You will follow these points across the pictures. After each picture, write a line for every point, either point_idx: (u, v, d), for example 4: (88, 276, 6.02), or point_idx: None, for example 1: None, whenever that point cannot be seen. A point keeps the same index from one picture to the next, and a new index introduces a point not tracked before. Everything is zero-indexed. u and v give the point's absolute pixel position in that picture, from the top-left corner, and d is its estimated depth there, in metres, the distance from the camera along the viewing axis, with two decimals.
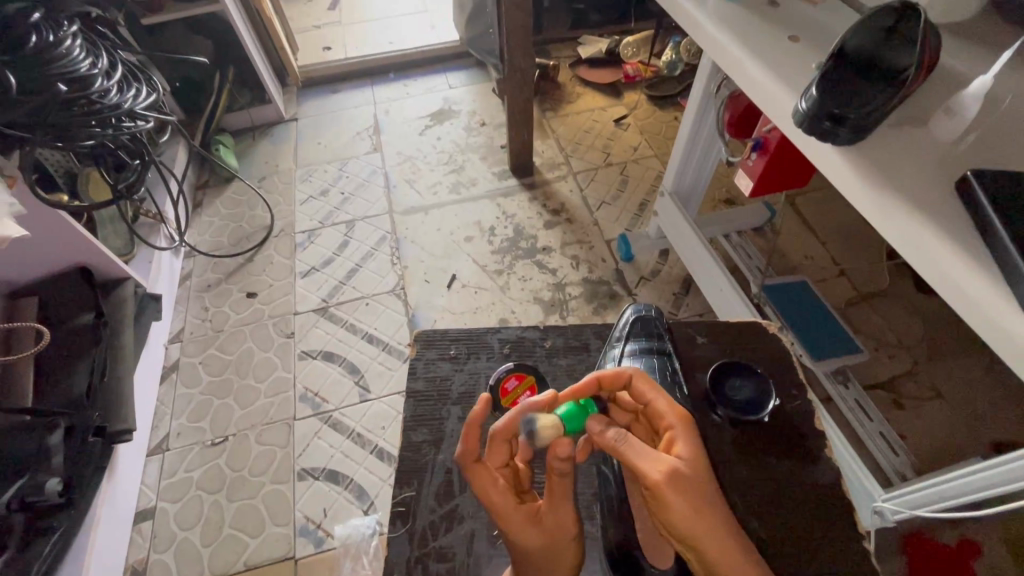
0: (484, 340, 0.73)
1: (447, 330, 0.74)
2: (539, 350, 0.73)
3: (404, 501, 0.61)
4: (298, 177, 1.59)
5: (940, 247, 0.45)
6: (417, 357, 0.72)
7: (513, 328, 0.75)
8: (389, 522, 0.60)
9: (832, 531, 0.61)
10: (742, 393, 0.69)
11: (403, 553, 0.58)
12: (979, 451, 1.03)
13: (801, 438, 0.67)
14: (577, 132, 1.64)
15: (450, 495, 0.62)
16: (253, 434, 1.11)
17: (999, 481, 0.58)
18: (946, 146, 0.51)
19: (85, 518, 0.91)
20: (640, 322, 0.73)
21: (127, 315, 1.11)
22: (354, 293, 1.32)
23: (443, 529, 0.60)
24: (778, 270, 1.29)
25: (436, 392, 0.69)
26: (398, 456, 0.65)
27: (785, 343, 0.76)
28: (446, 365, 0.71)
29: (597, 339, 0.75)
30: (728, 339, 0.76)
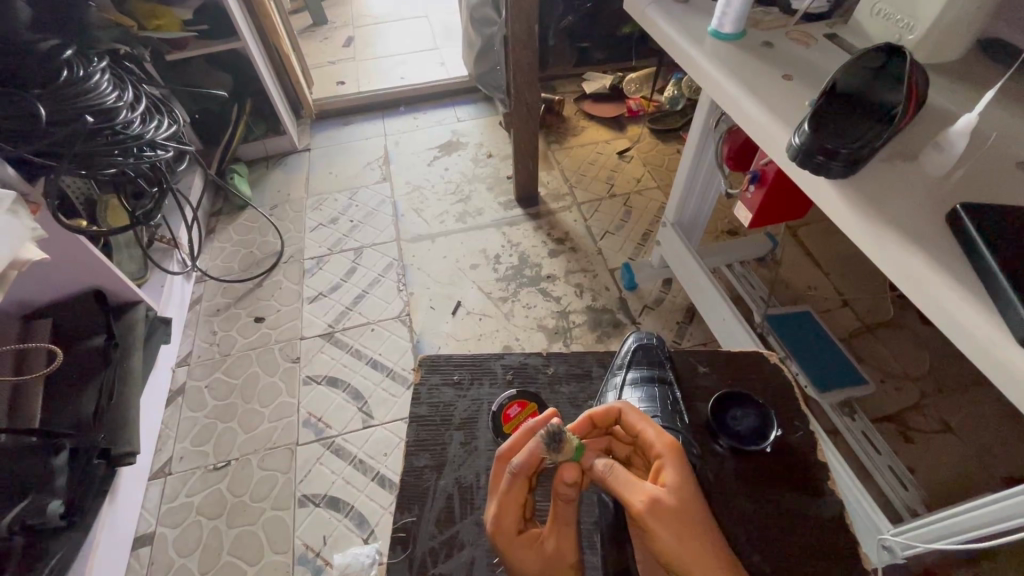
0: (487, 366, 0.74)
1: (451, 356, 0.75)
2: (541, 376, 0.74)
3: (405, 527, 0.61)
4: (308, 205, 1.64)
5: (933, 278, 0.46)
6: (421, 382, 0.72)
7: (517, 354, 0.76)
8: (390, 548, 0.60)
9: (839, 566, 0.60)
10: (743, 423, 0.69)
11: None
12: (990, 486, 1.00)
13: (805, 469, 0.66)
14: (582, 164, 1.68)
15: (451, 521, 0.61)
16: (255, 459, 1.11)
17: (1007, 515, 0.57)
18: (936, 180, 0.53)
19: (84, 541, 0.91)
20: (642, 350, 0.75)
21: (137, 338, 1.13)
22: (360, 319, 1.33)
23: (443, 556, 0.59)
24: (781, 301, 1.30)
25: (439, 417, 0.70)
26: (400, 481, 0.65)
27: (788, 373, 0.76)
28: (449, 390, 0.72)
29: (599, 366, 0.76)
30: (730, 367, 0.76)
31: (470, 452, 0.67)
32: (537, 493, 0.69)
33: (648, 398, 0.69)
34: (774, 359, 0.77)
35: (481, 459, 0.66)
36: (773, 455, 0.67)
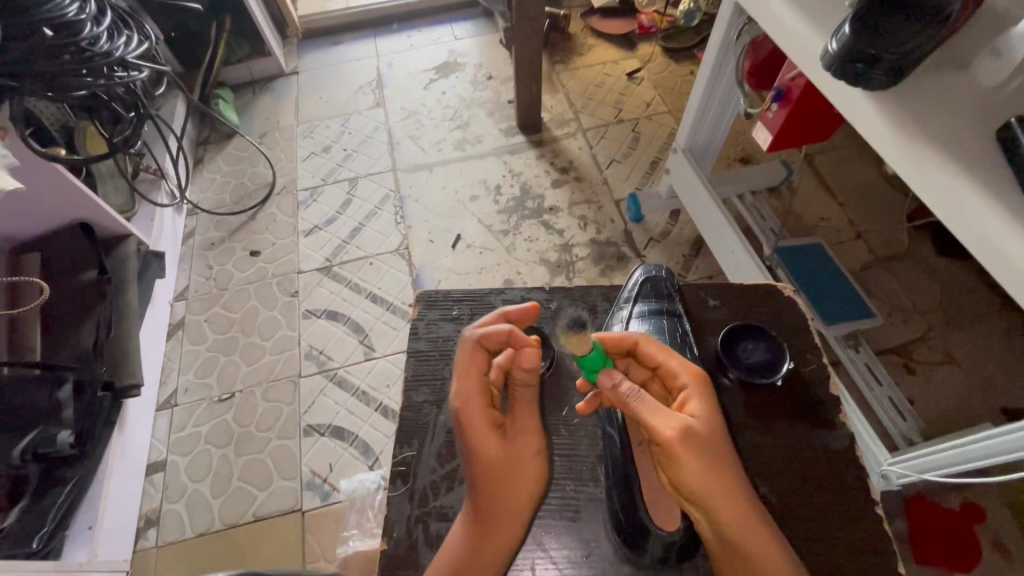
0: (487, 301, 0.72)
1: (449, 291, 0.72)
2: (544, 312, 0.72)
3: (405, 461, 0.61)
4: (299, 133, 1.55)
5: (974, 202, 0.42)
6: (419, 317, 0.70)
7: (518, 289, 0.73)
8: (390, 481, 0.60)
9: (838, 494, 0.61)
10: (753, 356, 0.67)
11: (403, 511, 0.58)
12: (990, 417, 1.01)
13: (810, 402, 0.66)
14: (588, 87, 1.57)
15: (452, 455, 0.61)
16: (259, 391, 1.12)
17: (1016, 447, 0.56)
18: (989, 92, 0.47)
19: (97, 469, 0.93)
20: (650, 283, 0.72)
21: (130, 273, 1.10)
22: (357, 253, 1.30)
23: (443, 488, 0.59)
24: (793, 232, 1.25)
25: (438, 352, 0.68)
26: (399, 416, 0.64)
27: (801, 307, 0.73)
28: (448, 325, 0.70)
29: (604, 300, 0.73)
30: (741, 300, 0.73)
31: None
32: None
33: (656, 331, 0.67)
34: (788, 292, 0.74)
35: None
36: (782, 388, 0.66)
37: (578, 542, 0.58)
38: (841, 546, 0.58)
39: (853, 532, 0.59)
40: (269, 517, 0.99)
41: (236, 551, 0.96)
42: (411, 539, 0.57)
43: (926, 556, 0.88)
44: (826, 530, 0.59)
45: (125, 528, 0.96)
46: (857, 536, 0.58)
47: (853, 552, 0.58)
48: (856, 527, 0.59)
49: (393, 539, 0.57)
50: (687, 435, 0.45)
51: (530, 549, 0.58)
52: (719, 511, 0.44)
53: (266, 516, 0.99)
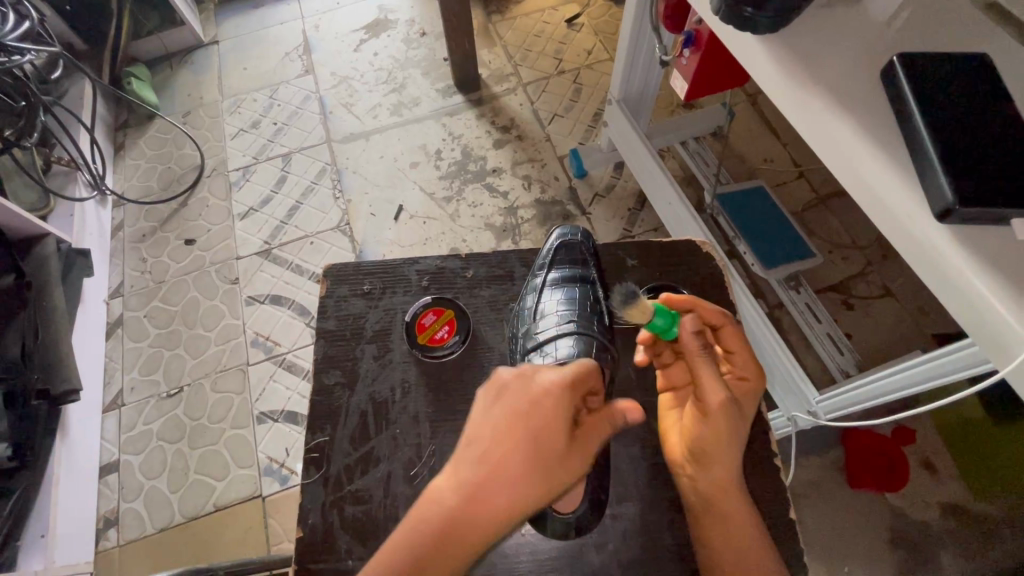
0: (400, 273, 0.71)
1: (360, 264, 0.71)
2: (459, 281, 0.71)
3: (318, 447, 0.61)
4: (225, 109, 1.46)
5: (855, 146, 0.41)
6: (328, 294, 0.69)
7: (433, 258, 0.72)
8: (305, 468, 0.60)
9: (752, 444, 0.62)
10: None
11: (317, 498, 0.59)
12: (920, 344, 1.05)
13: None
14: (526, 37, 1.50)
15: (365, 439, 0.61)
16: (208, 382, 1.11)
17: (922, 376, 0.60)
18: (879, 28, 0.45)
19: (42, 478, 0.91)
20: (564, 249, 0.71)
21: (52, 274, 1.04)
22: (297, 232, 1.26)
23: (358, 472, 0.60)
24: (735, 177, 1.24)
25: (349, 331, 0.67)
26: (312, 402, 0.64)
27: (719, 261, 0.73)
28: (359, 302, 0.69)
29: (521, 266, 0.72)
30: (663, 259, 0.73)
31: (383, 365, 0.65)
32: None
33: (570, 303, 0.67)
34: (707, 247, 0.73)
35: (396, 372, 0.65)
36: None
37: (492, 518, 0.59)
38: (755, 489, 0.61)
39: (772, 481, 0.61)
40: (228, 506, 0.99)
41: (199, 542, 0.97)
42: (328, 526, 0.57)
43: (860, 481, 0.93)
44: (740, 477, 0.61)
45: (83, 532, 0.95)
46: (768, 482, 0.61)
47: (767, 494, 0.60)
48: (767, 472, 0.61)
49: (308, 527, 0.57)
50: (723, 411, 0.52)
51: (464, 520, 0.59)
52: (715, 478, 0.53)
53: (226, 505, 0.99)
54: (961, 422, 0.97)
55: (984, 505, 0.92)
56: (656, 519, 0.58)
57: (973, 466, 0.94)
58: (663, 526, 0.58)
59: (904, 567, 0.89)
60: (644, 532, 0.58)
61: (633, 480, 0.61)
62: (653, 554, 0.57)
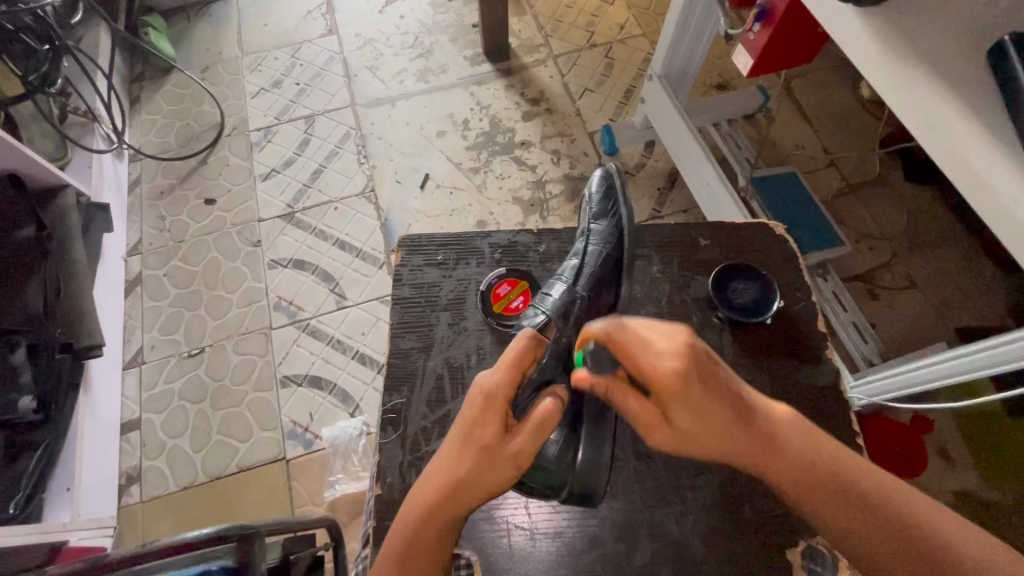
0: (472, 245, 0.71)
1: (434, 235, 0.71)
2: (532, 255, 0.71)
3: (394, 408, 0.62)
4: (245, 66, 1.42)
5: (955, 122, 0.41)
6: (403, 263, 0.69)
7: (505, 232, 0.72)
8: (381, 428, 0.61)
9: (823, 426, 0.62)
10: (745, 294, 0.68)
11: (395, 458, 0.59)
12: (946, 336, 1.06)
13: (804, 337, 0.67)
14: (558, 7, 1.46)
15: (442, 402, 0.62)
16: (230, 344, 1.10)
17: (942, 374, 0.66)
18: (980, 7, 0.46)
19: (68, 432, 0.90)
20: (595, 200, 0.72)
21: (73, 226, 1.01)
22: (321, 197, 1.23)
23: (435, 435, 0.60)
24: (769, 162, 1.23)
25: (424, 298, 0.67)
26: (387, 363, 0.64)
27: (792, 246, 0.73)
28: (434, 271, 0.69)
29: None
30: (733, 239, 0.72)
31: (459, 332, 0.66)
32: None
33: (576, 274, 0.65)
34: (779, 231, 0.73)
35: (471, 339, 0.65)
36: (774, 325, 0.67)
37: (541, 512, 0.59)
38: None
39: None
40: (252, 467, 0.99)
41: (223, 501, 0.97)
42: (404, 484, 0.58)
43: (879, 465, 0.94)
44: None
45: (106, 487, 0.95)
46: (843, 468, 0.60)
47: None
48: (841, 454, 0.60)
49: (386, 484, 0.58)
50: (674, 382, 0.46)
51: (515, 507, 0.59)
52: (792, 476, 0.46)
53: (250, 467, 1.00)
54: (987, 413, 0.99)
55: (997, 494, 0.94)
56: (731, 491, 0.59)
57: (993, 456, 0.96)
58: (718, 498, 0.59)
59: None
60: (723, 502, 0.59)
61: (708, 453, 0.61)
62: (730, 524, 0.58)
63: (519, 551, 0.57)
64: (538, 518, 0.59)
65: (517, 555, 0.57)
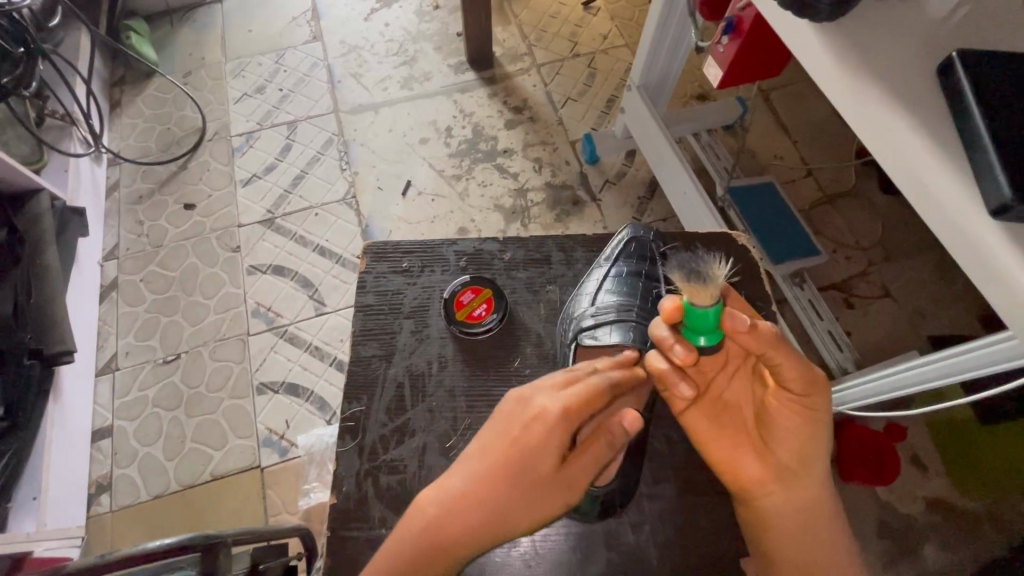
0: (438, 252, 0.70)
1: (399, 242, 0.71)
2: (496, 263, 0.70)
3: (355, 416, 0.61)
4: (227, 71, 1.41)
5: (907, 137, 0.43)
6: (368, 271, 0.69)
7: (472, 240, 0.72)
8: (340, 436, 0.61)
9: None
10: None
11: (353, 466, 0.59)
12: (918, 345, 1.08)
13: None
14: (542, 17, 1.48)
15: (402, 409, 0.62)
16: (206, 350, 1.09)
17: (909, 382, 0.68)
18: (935, 23, 0.47)
19: (35, 439, 0.89)
20: (634, 243, 0.70)
21: (47, 231, 0.99)
22: (302, 203, 1.23)
23: (395, 442, 0.60)
24: (746, 172, 1.24)
25: (388, 306, 0.67)
26: (349, 371, 0.64)
27: (753, 255, 0.73)
28: (397, 279, 0.69)
29: (560, 252, 0.72)
30: (694, 249, 0.72)
31: (422, 340, 0.65)
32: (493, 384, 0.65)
33: (627, 287, 0.66)
34: (741, 239, 0.73)
35: (433, 347, 0.65)
36: None
37: None
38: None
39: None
40: (225, 476, 0.98)
41: (197, 510, 0.96)
42: (362, 493, 0.58)
43: (852, 474, 0.95)
44: None
45: (75, 496, 0.93)
46: None
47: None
48: None
49: (343, 493, 0.58)
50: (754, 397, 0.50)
51: None
52: (790, 509, 0.49)
53: (222, 475, 0.98)
54: (957, 421, 1.00)
55: (967, 501, 0.95)
56: (691, 500, 0.60)
57: (963, 464, 0.97)
58: (679, 507, 0.59)
59: (887, 557, 0.92)
60: (683, 511, 0.59)
61: (671, 461, 0.62)
62: (689, 533, 0.58)
63: (480, 563, 0.57)
64: None
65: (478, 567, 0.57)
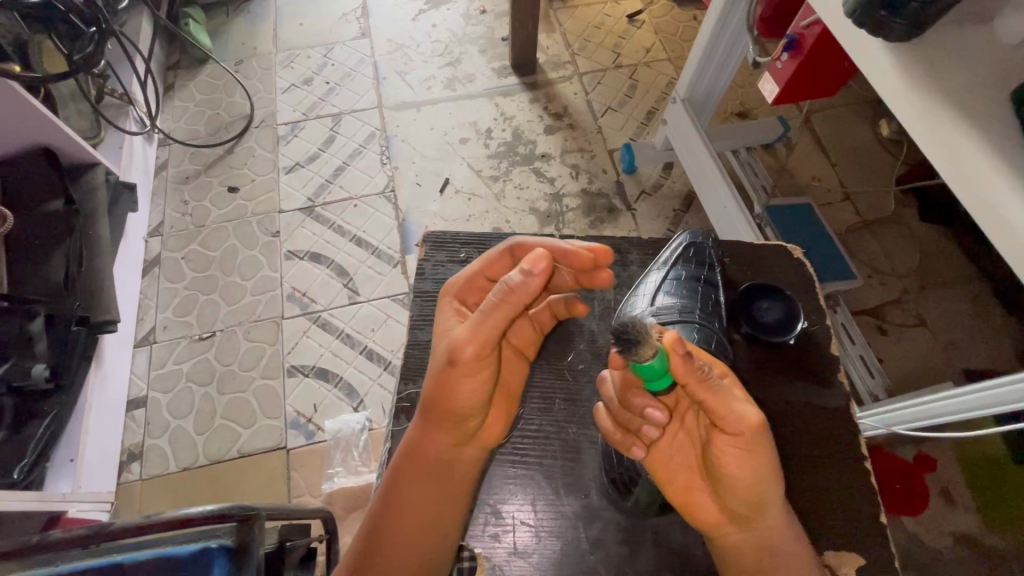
0: (495, 245, 0.72)
1: (458, 233, 0.72)
2: None
3: (409, 397, 0.63)
4: (277, 62, 1.45)
5: (989, 172, 0.42)
6: (427, 258, 0.71)
7: (527, 236, 0.73)
8: (395, 416, 0.62)
9: (840, 452, 0.61)
10: (769, 315, 0.66)
11: None
12: (952, 376, 1.06)
13: (820, 361, 0.65)
14: (586, 27, 1.49)
15: None
16: (241, 330, 1.11)
17: (953, 410, 0.65)
18: (1010, 49, 0.47)
19: (77, 403, 0.91)
20: (694, 249, 0.69)
21: (100, 203, 1.03)
22: (342, 194, 1.26)
23: None
24: (785, 191, 1.24)
25: None
26: (405, 354, 0.65)
27: (808, 269, 0.72)
28: (455, 268, 0.70)
29: (614, 252, 0.72)
30: (750, 260, 0.72)
31: None
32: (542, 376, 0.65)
33: (687, 289, 0.66)
34: (798, 255, 0.72)
35: None
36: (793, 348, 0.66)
37: (547, 513, 0.58)
38: (824, 483, 0.59)
39: (833, 484, 0.59)
40: (253, 454, 1.00)
41: (222, 484, 0.98)
42: None
43: None
44: (823, 480, 0.59)
45: (108, 462, 0.96)
46: (851, 500, 0.58)
47: (830, 488, 0.59)
48: (850, 486, 0.59)
49: None
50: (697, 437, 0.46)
51: (523, 504, 0.58)
52: (752, 549, 0.45)
53: (250, 453, 1.00)
54: (990, 457, 0.98)
55: (997, 538, 0.93)
56: None
57: (993, 500, 0.95)
58: None
59: None
60: None
61: None
62: None
63: (525, 550, 0.56)
64: (544, 517, 0.57)
65: (523, 554, 0.56)
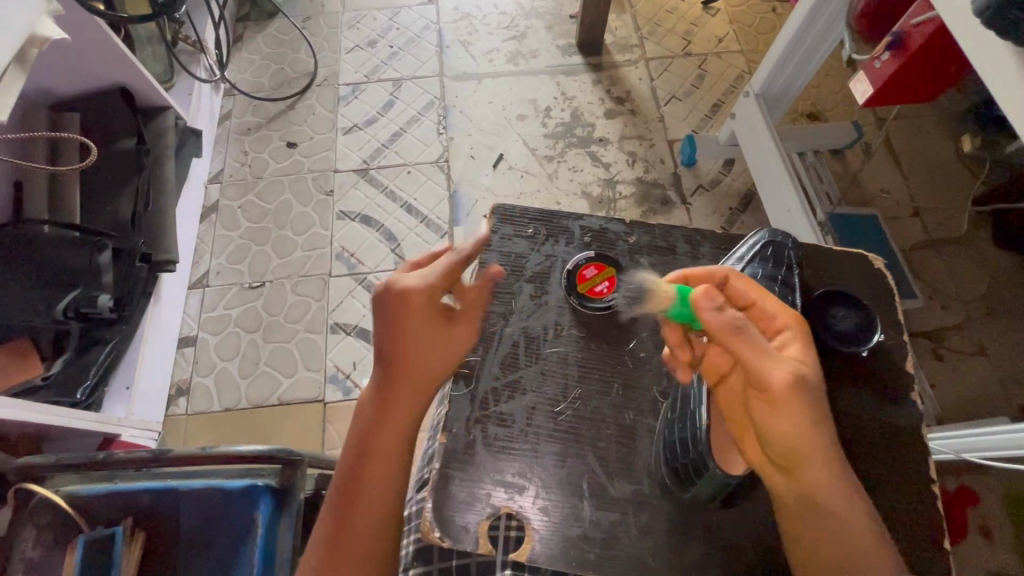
0: (563, 224, 0.71)
1: (526, 209, 0.72)
2: (620, 245, 0.71)
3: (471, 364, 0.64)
4: (344, 22, 1.46)
5: None
6: (494, 231, 0.71)
7: (596, 218, 0.72)
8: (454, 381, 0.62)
9: (898, 470, 0.59)
10: (844, 323, 0.62)
11: (463, 413, 0.61)
12: (1009, 412, 1.01)
13: (889, 377, 0.63)
14: (658, 11, 1.44)
15: (514, 366, 0.63)
16: (289, 283, 1.14)
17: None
18: None
19: (134, 336, 0.95)
20: (770, 248, 0.65)
21: (169, 145, 1.06)
22: (396, 159, 1.26)
23: (504, 397, 0.62)
24: (851, 200, 1.19)
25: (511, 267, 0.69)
26: None
27: (887, 281, 0.69)
28: (523, 243, 0.70)
29: (684, 243, 0.71)
30: (822, 265, 0.69)
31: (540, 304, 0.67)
32: (598, 361, 0.64)
33: None
34: (878, 264, 0.70)
35: (551, 313, 0.66)
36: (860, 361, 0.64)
37: (591, 496, 0.57)
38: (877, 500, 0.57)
39: (888, 503, 0.57)
40: (293, 403, 1.04)
41: (260, 427, 1.02)
42: (468, 438, 0.60)
43: None
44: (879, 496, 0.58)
45: (157, 394, 1.01)
46: (903, 520, 0.57)
47: (885, 507, 0.57)
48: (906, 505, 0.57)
49: (452, 434, 0.60)
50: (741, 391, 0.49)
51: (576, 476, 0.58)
52: (798, 503, 0.46)
53: (290, 402, 1.04)
54: None
55: None
56: None
57: None
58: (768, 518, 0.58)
59: None
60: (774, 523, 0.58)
61: None
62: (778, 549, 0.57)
63: (576, 521, 0.57)
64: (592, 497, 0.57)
65: (572, 527, 0.56)
